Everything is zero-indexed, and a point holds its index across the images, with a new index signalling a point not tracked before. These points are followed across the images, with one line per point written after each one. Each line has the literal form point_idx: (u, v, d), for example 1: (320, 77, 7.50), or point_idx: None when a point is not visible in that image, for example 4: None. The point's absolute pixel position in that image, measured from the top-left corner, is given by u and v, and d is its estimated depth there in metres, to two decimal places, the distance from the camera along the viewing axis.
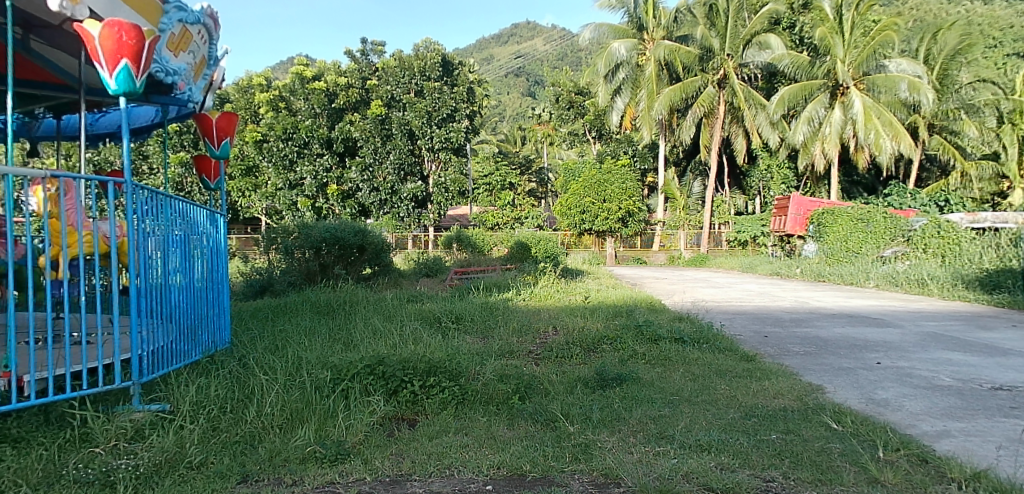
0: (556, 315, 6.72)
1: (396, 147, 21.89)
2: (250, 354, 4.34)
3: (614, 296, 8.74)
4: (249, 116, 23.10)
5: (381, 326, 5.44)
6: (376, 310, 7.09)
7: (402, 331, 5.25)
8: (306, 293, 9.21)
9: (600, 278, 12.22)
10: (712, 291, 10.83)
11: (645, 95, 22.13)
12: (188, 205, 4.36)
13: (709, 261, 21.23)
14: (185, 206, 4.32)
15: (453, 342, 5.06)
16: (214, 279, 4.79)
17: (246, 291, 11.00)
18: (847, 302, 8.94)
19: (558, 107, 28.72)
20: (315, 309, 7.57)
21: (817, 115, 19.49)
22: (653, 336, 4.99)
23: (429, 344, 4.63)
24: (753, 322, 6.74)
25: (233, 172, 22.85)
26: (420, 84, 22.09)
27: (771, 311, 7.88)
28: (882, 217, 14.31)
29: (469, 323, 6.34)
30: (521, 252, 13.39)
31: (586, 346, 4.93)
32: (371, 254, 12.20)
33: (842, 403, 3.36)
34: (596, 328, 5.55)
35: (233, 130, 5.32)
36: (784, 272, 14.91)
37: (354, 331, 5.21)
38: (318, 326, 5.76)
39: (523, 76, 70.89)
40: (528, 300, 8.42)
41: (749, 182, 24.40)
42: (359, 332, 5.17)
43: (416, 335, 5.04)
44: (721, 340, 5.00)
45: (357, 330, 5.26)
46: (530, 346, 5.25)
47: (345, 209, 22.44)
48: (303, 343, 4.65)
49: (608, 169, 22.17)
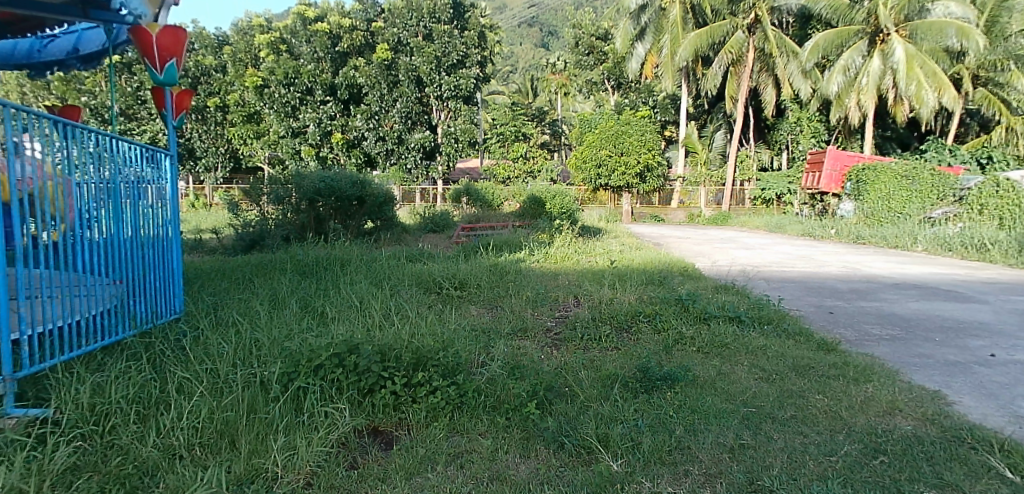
0: (575, 282, 5.75)
1: (403, 95, 20.56)
2: (195, 332, 3.44)
3: (641, 257, 7.77)
4: (250, 60, 21.89)
5: (367, 296, 4.54)
6: (367, 272, 6.19)
7: (391, 302, 4.35)
8: (294, 250, 8.28)
9: (621, 238, 11.17)
10: (745, 253, 9.82)
11: (669, 40, 20.54)
12: (115, 140, 3.29)
13: (731, 219, 20.09)
14: (110, 141, 3.25)
15: (454, 318, 4.18)
16: (159, 236, 3.78)
17: (236, 245, 10.14)
18: (904, 269, 7.86)
19: (576, 53, 26.71)
20: (298, 270, 6.65)
21: (853, 64, 17.75)
22: (702, 314, 4.01)
23: (421, 322, 3.72)
24: (807, 293, 5.75)
25: (235, 119, 21.96)
26: (429, 26, 20.55)
27: (822, 279, 6.86)
28: (929, 176, 13.02)
29: (475, 291, 5.39)
30: (534, 207, 12.31)
31: (616, 326, 4.03)
32: (371, 207, 11.23)
33: (991, 429, 2.38)
34: (627, 300, 4.60)
35: (182, 50, 4.18)
36: (817, 232, 13.76)
37: (338, 302, 4.34)
38: (296, 292, 4.90)
39: (537, 26, 68.06)
40: (541, 262, 7.46)
41: (776, 135, 22.87)
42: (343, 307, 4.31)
43: (408, 309, 4.14)
44: (784, 321, 4.01)
45: (342, 300, 4.39)
46: (547, 322, 4.36)
47: (350, 159, 21.40)
48: (271, 317, 3.77)
49: (626, 120, 20.79)
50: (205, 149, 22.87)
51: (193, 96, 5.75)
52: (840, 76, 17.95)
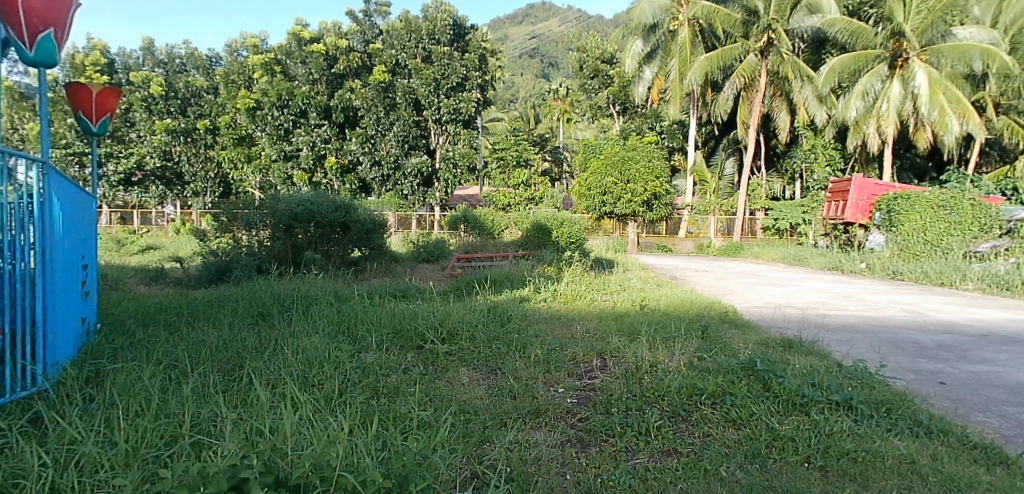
0: (594, 335, 4.49)
1: (401, 118, 19.54)
2: (8, 436, 2.22)
3: (668, 298, 6.55)
4: (242, 81, 21.01)
5: (316, 371, 3.35)
6: (333, 316, 4.96)
7: (341, 384, 3.17)
8: (255, 285, 7.03)
9: (637, 271, 9.95)
10: (779, 291, 8.58)
11: (677, 63, 19.71)
12: None
13: (745, 250, 18.90)
14: None
15: (431, 403, 2.99)
16: (9, 274, 2.60)
17: (201, 276, 8.92)
18: (977, 314, 6.53)
19: (581, 76, 25.90)
20: (251, 312, 5.41)
21: (872, 89, 16.55)
22: (795, 398, 2.78)
23: (375, 424, 2.52)
24: (893, 350, 4.47)
25: (225, 141, 20.96)
26: (428, 48, 19.67)
27: (892, 327, 5.56)
28: (970, 205, 11.66)
29: (467, 346, 4.19)
30: (539, 237, 11.08)
31: (667, 411, 2.84)
32: (357, 234, 10.02)
33: None
34: (674, 368, 3.38)
35: (62, 16, 3.03)
36: (846, 264, 12.50)
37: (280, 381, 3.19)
38: (227, 352, 3.72)
39: (539, 57, 67.92)
40: (548, 302, 6.21)
41: (789, 163, 21.47)
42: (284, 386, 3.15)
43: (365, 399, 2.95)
44: (908, 407, 2.80)
45: (286, 376, 3.24)
46: (565, 398, 3.17)
47: (343, 185, 20.28)
48: (163, 404, 2.61)
49: (633, 146, 19.81)
50: (194, 174, 21.56)
51: (118, 95, 4.90)
52: (858, 101, 16.73)
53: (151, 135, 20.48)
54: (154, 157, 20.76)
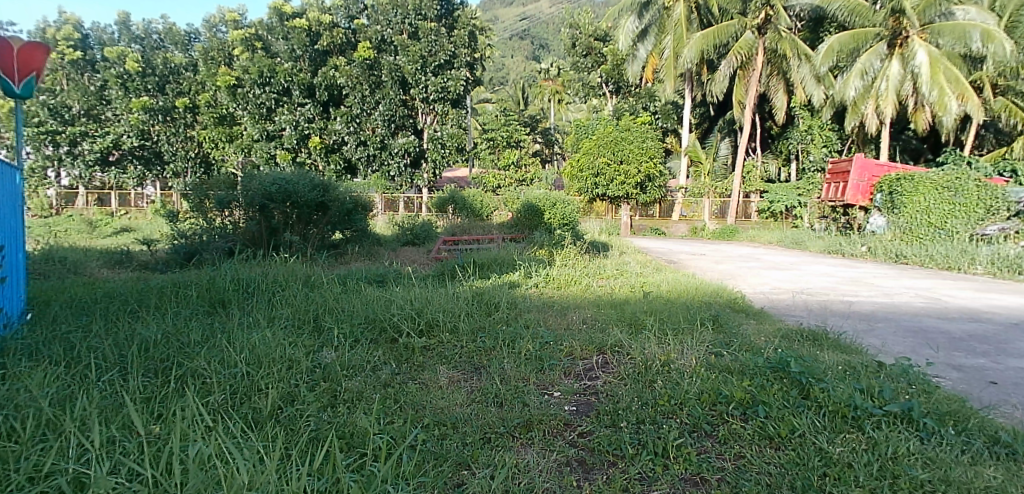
0: (592, 326, 3.97)
1: (386, 97, 18.75)
2: None
3: (671, 283, 6.05)
4: (222, 58, 20.08)
5: (264, 378, 2.81)
6: (298, 304, 4.40)
7: (292, 394, 2.64)
8: (219, 269, 6.41)
9: (635, 255, 9.45)
10: (784, 275, 8.10)
11: (672, 40, 19.05)
12: None
13: (740, 234, 18.44)
14: None
15: (398, 419, 2.46)
16: None
17: (169, 259, 8.29)
18: (999, 301, 6.04)
19: (574, 54, 25.16)
20: (210, 302, 4.83)
21: (872, 68, 15.83)
22: (847, 411, 2.26)
23: (320, 457, 1.99)
24: (925, 341, 3.96)
25: (205, 120, 20.03)
26: (415, 24, 18.82)
27: (914, 315, 5.07)
28: (975, 187, 11.18)
29: (448, 338, 3.66)
30: (530, 218, 10.53)
31: (687, 425, 2.34)
32: (337, 216, 9.38)
33: None
34: (690, 368, 2.87)
35: None
36: (848, 247, 12.05)
37: (222, 392, 2.68)
38: (165, 353, 3.16)
39: (531, 39, 66.76)
40: (540, 288, 5.68)
41: (786, 144, 20.96)
42: (226, 397, 2.64)
43: (316, 420, 2.42)
44: (981, 418, 2.28)
45: (230, 385, 2.72)
46: (562, 406, 2.65)
47: (328, 165, 19.53)
48: (58, 424, 2.08)
49: (626, 126, 19.21)
50: (173, 153, 20.61)
51: (48, 54, 4.26)
52: (857, 80, 15.99)
53: (128, 114, 19.59)
54: (131, 137, 19.81)
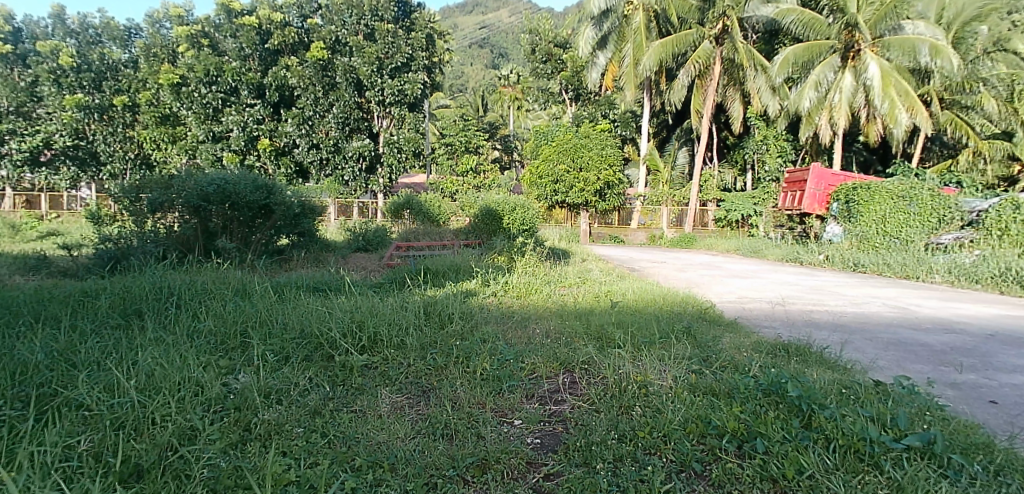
0: (557, 340, 3.56)
1: (340, 99, 18.03)
2: None
3: (638, 292, 5.71)
4: (165, 54, 18.95)
5: (158, 411, 2.27)
6: (222, 316, 3.82)
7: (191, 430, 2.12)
8: (140, 276, 5.71)
9: (597, 263, 9.13)
10: (748, 284, 7.91)
11: (632, 48, 18.99)
12: None
13: (698, 242, 18.50)
14: None
15: (324, 461, 1.99)
16: None
17: (90, 265, 7.46)
18: (964, 310, 5.96)
19: (534, 60, 24.98)
20: (120, 314, 4.19)
21: (825, 80, 16.13)
22: (860, 444, 1.94)
23: None
24: (912, 354, 3.70)
25: (145, 119, 18.79)
26: (371, 25, 18.22)
27: (889, 326, 4.86)
28: (929, 196, 11.34)
29: (393, 356, 3.17)
30: (489, 224, 10.10)
31: (674, 462, 1.97)
32: (282, 221, 8.63)
33: None
34: (672, 389, 2.51)
35: None
36: (806, 256, 12.08)
37: (101, 429, 2.14)
38: (40, 378, 2.59)
39: (490, 47, 66.69)
40: (499, 298, 5.24)
41: (742, 154, 21.24)
42: (105, 436, 2.11)
43: (215, 465, 1.92)
44: (1009, 452, 1.98)
45: (113, 419, 2.19)
46: (524, 439, 2.24)
47: (279, 169, 18.57)
48: None
49: (585, 134, 19.06)
50: (111, 153, 18.95)
51: None
52: (812, 91, 16.22)
53: (60, 111, 18.20)
54: (64, 136, 18.31)
